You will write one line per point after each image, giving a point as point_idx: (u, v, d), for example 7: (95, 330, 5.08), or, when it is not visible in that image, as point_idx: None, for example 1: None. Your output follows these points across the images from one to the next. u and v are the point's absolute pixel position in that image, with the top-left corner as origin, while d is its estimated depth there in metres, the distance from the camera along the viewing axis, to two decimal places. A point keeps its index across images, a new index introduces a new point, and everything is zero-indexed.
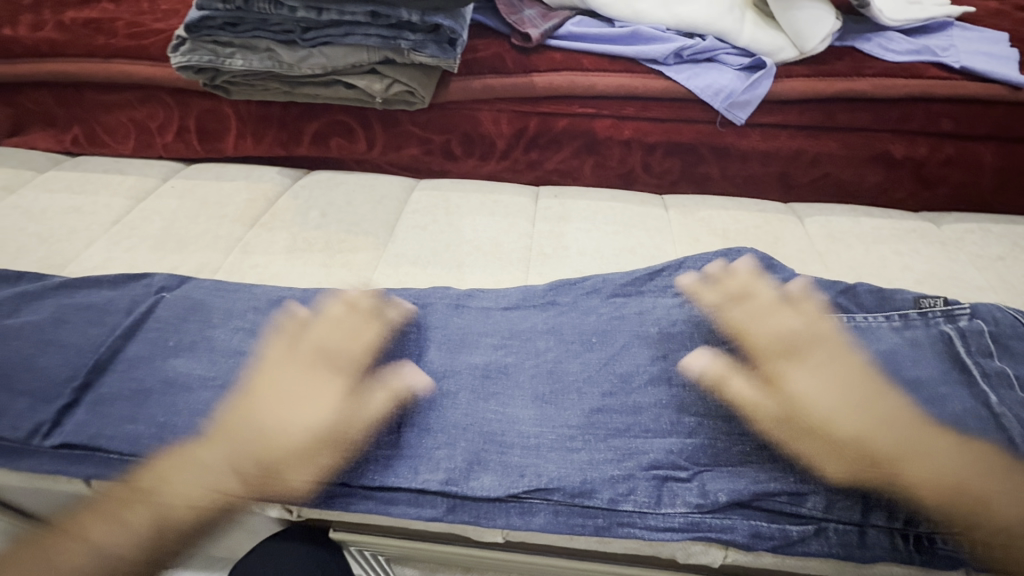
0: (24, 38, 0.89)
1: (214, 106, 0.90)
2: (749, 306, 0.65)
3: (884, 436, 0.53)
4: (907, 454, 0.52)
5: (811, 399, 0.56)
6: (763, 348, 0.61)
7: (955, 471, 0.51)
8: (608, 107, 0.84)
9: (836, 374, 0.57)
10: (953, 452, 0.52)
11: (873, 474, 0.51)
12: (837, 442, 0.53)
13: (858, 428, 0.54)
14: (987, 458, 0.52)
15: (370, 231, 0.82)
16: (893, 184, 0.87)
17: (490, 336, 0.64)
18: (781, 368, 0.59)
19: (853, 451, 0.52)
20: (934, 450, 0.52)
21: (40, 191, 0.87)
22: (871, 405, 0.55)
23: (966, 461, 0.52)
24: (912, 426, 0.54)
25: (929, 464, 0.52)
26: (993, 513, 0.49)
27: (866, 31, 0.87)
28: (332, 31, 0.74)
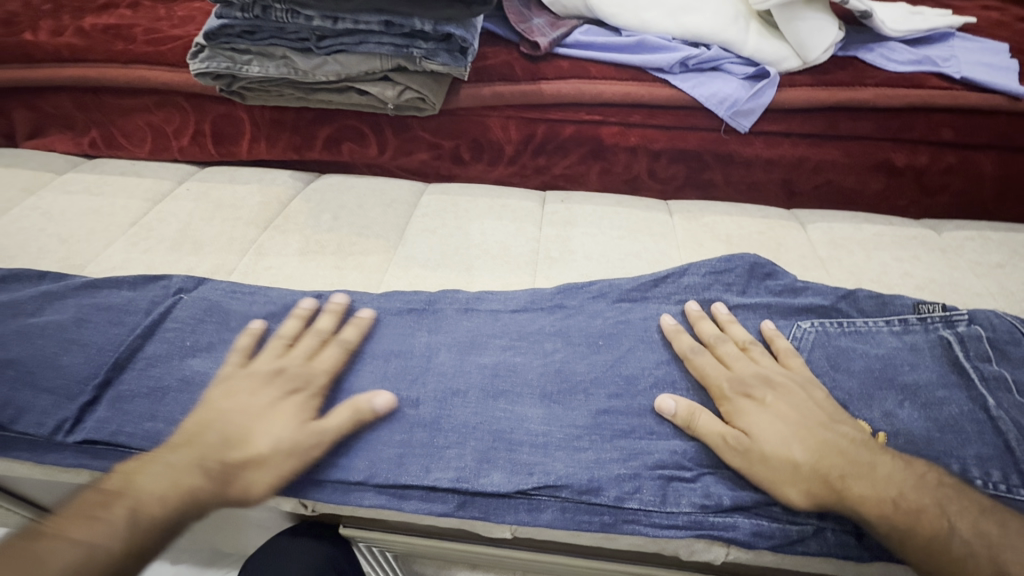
0: (45, 43, 0.92)
1: (229, 111, 0.92)
2: (708, 328, 0.65)
3: (833, 456, 0.51)
4: (858, 474, 0.50)
5: (760, 418, 0.54)
6: (716, 367, 0.60)
7: (906, 494, 0.48)
8: (615, 115, 0.86)
9: (787, 393, 0.56)
10: (907, 475, 0.50)
11: (848, 498, 0.49)
12: (805, 471, 0.50)
13: (809, 448, 0.51)
14: (942, 485, 0.50)
15: (381, 234, 0.83)
16: (895, 192, 0.89)
17: (499, 339, 0.66)
18: (734, 386, 0.57)
19: (806, 471, 0.50)
20: (886, 471, 0.50)
21: (58, 192, 0.89)
22: (822, 423, 0.53)
23: (918, 483, 0.49)
24: (865, 446, 0.51)
25: (879, 487, 0.49)
26: (944, 540, 0.46)
27: (868, 41, 0.89)
28: (346, 39, 0.76)
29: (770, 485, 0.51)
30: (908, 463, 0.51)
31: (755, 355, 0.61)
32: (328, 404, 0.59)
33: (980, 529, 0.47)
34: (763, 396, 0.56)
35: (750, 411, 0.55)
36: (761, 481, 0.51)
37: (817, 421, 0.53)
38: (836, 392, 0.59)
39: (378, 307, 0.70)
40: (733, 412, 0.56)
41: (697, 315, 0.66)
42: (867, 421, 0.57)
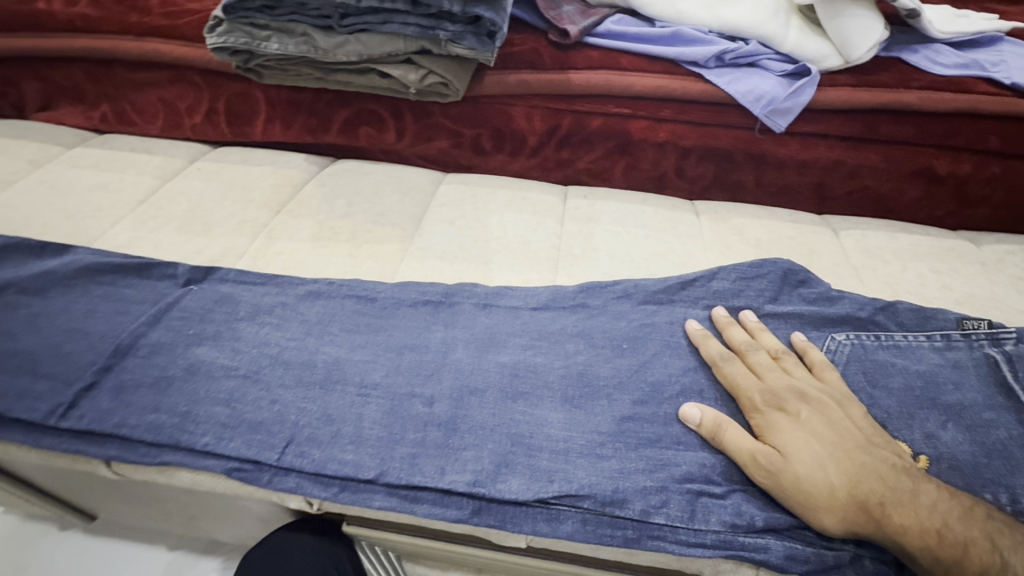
0: (58, 12, 0.89)
1: (244, 89, 0.89)
2: (738, 336, 0.61)
3: (873, 479, 0.47)
4: (897, 501, 0.46)
5: (794, 435, 0.50)
6: (747, 378, 0.56)
7: (951, 524, 0.44)
8: (645, 109, 0.82)
9: (822, 409, 0.52)
10: (952, 504, 0.46)
11: (884, 523, 0.45)
12: (839, 493, 0.46)
13: (845, 472, 0.47)
14: (991, 518, 0.45)
15: (396, 222, 0.80)
16: (933, 201, 0.85)
17: (519, 337, 0.63)
18: (767, 399, 0.54)
19: (842, 496, 0.46)
20: (929, 499, 0.46)
21: (66, 167, 0.87)
22: (860, 446, 0.49)
23: (962, 513, 0.45)
24: (907, 471, 0.48)
25: (921, 516, 0.45)
26: None
27: (913, 43, 0.85)
28: (370, 18, 0.73)
29: (804, 509, 0.47)
30: (953, 492, 0.47)
31: (787, 365, 0.58)
32: (338, 397, 0.57)
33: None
34: (797, 410, 0.52)
35: (783, 427, 0.51)
36: (792, 505, 0.48)
37: (855, 441, 0.50)
38: (875, 410, 0.56)
39: (392, 298, 0.67)
40: (764, 427, 0.52)
41: (727, 321, 0.63)
42: (906, 444, 0.53)
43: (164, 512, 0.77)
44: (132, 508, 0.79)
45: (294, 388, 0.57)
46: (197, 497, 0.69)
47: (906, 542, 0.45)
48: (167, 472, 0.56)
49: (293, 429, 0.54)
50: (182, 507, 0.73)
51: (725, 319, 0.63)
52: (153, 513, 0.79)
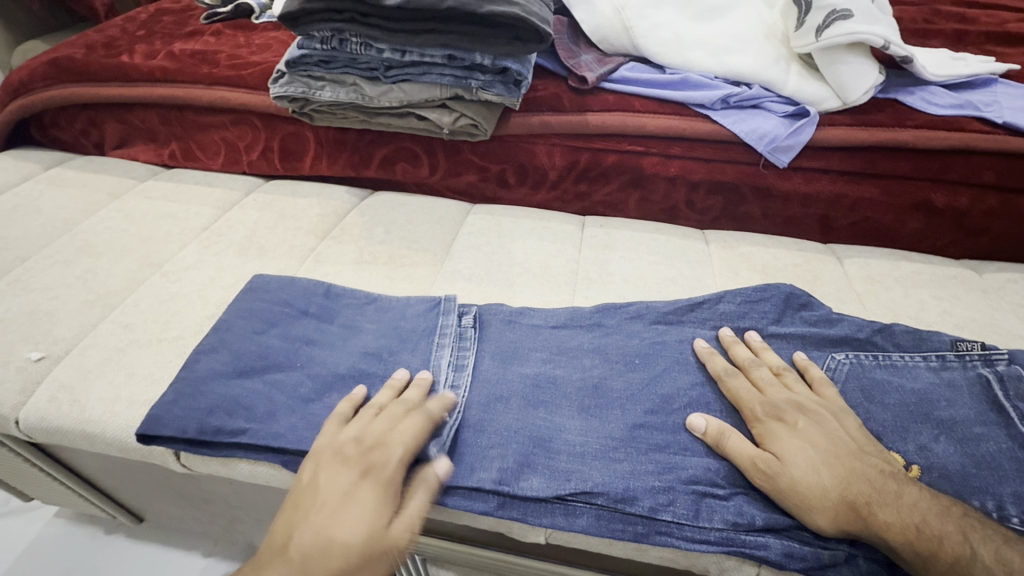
0: (140, 65, 1.02)
1: (296, 130, 0.99)
2: (743, 353, 0.66)
3: (863, 482, 0.51)
4: (884, 501, 0.50)
5: (792, 442, 0.55)
6: (750, 392, 0.61)
7: (930, 520, 0.49)
8: (656, 146, 0.90)
9: (819, 419, 0.57)
10: (932, 504, 0.50)
11: (872, 521, 0.49)
12: (829, 494, 0.51)
13: (836, 475, 0.52)
14: (968, 517, 0.50)
15: (429, 248, 0.89)
16: (934, 231, 0.90)
17: (540, 351, 0.69)
18: (767, 411, 0.59)
19: (833, 497, 0.51)
20: (912, 499, 0.50)
21: (140, 198, 0.98)
22: (851, 453, 0.54)
23: (941, 512, 0.49)
24: (895, 476, 0.52)
25: (904, 515, 0.49)
26: (968, 565, 0.46)
27: (909, 85, 0.91)
28: (411, 70, 0.83)
29: (799, 509, 0.51)
30: (934, 496, 0.51)
31: (787, 381, 0.63)
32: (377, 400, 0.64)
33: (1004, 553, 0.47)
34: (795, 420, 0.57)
35: (781, 436, 0.56)
36: (788, 506, 0.52)
37: (849, 449, 0.54)
38: (871, 423, 0.60)
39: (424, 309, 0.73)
40: (765, 435, 0.57)
41: (732, 340, 0.68)
42: (899, 455, 0.57)
43: (210, 513, 0.84)
44: (179, 511, 0.88)
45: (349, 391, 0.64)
46: (244, 498, 0.77)
47: (890, 541, 0.49)
48: (230, 465, 0.64)
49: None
50: (228, 507, 0.80)
51: (731, 339, 0.68)
52: (198, 516, 0.87)
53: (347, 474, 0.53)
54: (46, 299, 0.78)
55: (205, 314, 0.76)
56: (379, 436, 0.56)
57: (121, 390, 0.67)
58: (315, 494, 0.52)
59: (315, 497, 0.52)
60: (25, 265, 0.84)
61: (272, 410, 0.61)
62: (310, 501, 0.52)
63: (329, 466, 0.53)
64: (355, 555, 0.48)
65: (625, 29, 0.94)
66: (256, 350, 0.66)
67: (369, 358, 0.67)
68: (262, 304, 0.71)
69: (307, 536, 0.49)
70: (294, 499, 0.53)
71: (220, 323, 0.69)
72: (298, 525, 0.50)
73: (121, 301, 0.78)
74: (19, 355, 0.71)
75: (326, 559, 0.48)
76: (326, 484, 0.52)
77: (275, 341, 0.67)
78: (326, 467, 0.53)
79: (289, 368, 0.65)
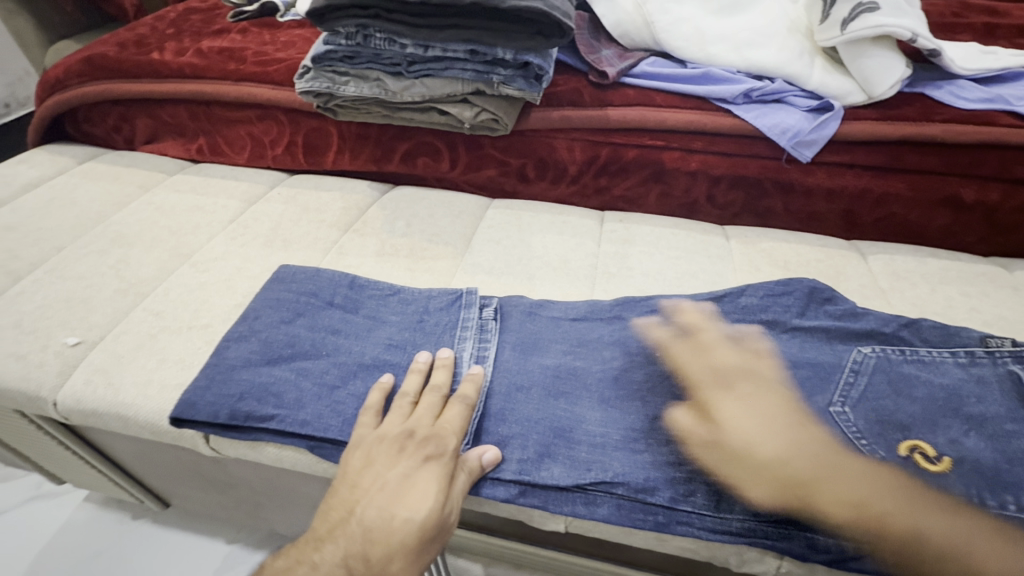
0: (170, 62, 1.05)
1: (320, 125, 1.01)
2: (710, 336, 0.69)
3: (814, 456, 0.56)
4: (825, 473, 0.54)
5: (745, 418, 0.59)
6: (718, 372, 0.65)
7: (857, 493, 0.53)
8: (677, 140, 0.90)
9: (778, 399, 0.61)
10: (862, 476, 0.54)
11: (803, 491, 0.54)
12: (760, 470, 0.55)
13: (768, 454, 0.56)
14: (910, 486, 0.54)
15: (450, 241, 0.90)
16: (962, 227, 0.88)
17: (560, 343, 0.70)
18: (705, 395, 0.62)
19: (766, 474, 0.55)
20: (856, 470, 0.55)
21: (169, 191, 1.01)
22: (782, 431, 0.58)
23: (869, 482, 0.54)
24: (841, 447, 0.56)
25: (846, 485, 0.54)
26: (890, 527, 0.52)
27: (937, 79, 0.90)
28: (434, 65, 0.84)
29: (747, 482, 0.55)
30: (879, 467, 0.55)
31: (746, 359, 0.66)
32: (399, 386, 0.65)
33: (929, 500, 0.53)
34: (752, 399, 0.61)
35: (716, 419, 0.60)
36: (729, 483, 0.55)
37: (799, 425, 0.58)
38: (899, 415, 0.59)
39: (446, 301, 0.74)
40: (700, 416, 0.60)
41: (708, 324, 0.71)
42: (930, 446, 0.56)
43: (234, 498, 0.87)
44: (203, 497, 0.90)
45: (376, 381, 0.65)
46: (267, 484, 0.79)
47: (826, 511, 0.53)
48: (256, 449, 0.66)
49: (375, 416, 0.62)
50: (252, 493, 0.82)
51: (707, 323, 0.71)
52: (223, 502, 0.89)
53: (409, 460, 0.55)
54: (81, 287, 0.80)
55: (233, 303, 0.78)
56: (432, 428, 0.58)
57: (154, 374, 0.69)
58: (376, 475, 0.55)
59: (375, 478, 0.55)
60: (61, 254, 0.87)
61: (300, 398, 0.62)
62: (369, 482, 0.55)
63: (386, 451, 0.56)
64: (415, 538, 0.51)
65: (646, 24, 0.94)
66: (285, 339, 0.68)
67: (395, 350, 0.68)
68: (292, 294, 0.73)
69: (365, 515, 0.52)
70: (348, 481, 0.55)
71: (249, 313, 0.71)
72: (356, 503, 0.54)
73: (152, 289, 0.81)
74: (58, 340, 0.74)
75: (388, 536, 0.51)
76: (384, 466, 0.55)
77: (304, 332, 0.69)
78: (387, 450, 0.56)
79: (316, 357, 0.66)
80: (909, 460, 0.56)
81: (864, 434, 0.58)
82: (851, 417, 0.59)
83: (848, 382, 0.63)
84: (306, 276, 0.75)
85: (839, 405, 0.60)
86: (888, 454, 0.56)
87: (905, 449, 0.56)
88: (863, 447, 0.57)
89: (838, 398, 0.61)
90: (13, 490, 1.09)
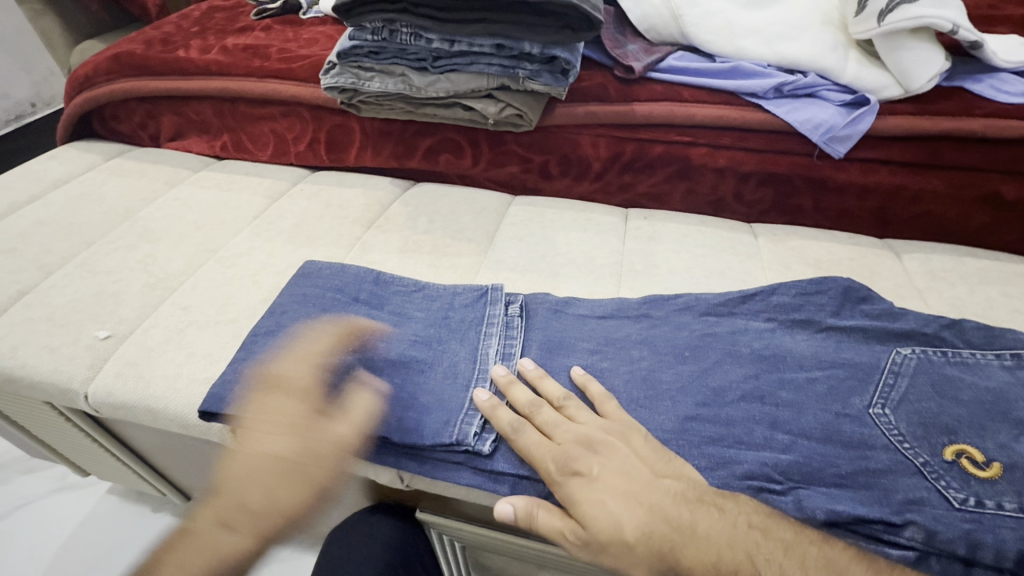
0: (196, 59, 1.06)
1: (343, 121, 1.01)
2: (597, 392, 0.61)
3: (651, 528, 0.50)
4: (690, 543, 0.49)
5: (587, 499, 0.51)
6: (539, 446, 0.56)
7: (734, 551, 0.48)
8: (705, 136, 0.88)
9: (576, 464, 0.53)
10: (728, 528, 0.49)
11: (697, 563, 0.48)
12: (639, 546, 0.49)
13: (637, 523, 0.50)
14: (820, 557, 0.48)
15: (473, 238, 0.89)
16: (1002, 226, 0.85)
17: (587, 342, 0.68)
18: (558, 464, 0.54)
19: (632, 545, 0.49)
20: (707, 532, 0.49)
21: (194, 187, 1.01)
22: (645, 486, 0.52)
23: (735, 538, 0.49)
24: (686, 501, 0.51)
25: (708, 552, 0.49)
26: None
27: (977, 73, 0.87)
28: (459, 60, 0.84)
29: (620, 567, 0.50)
30: (769, 530, 0.49)
31: (606, 411, 0.59)
32: (426, 381, 0.64)
33: (827, 558, 0.48)
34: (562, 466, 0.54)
35: (581, 493, 0.52)
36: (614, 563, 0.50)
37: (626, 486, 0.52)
38: (944, 418, 0.57)
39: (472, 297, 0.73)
40: (567, 499, 0.52)
41: (537, 375, 0.63)
42: (978, 451, 0.54)
43: None
44: None
45: (404, 376, 0.64)
46: None
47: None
48: None
49: (403, 411, 0.61)
50: None
51: (535, 374, 0.62)
52: None
53: (251, 413, 0.61)
54: (110, 282, 0.81)
55: (259, 298, 0.78)
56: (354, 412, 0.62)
57: (182, 368, 0.69)
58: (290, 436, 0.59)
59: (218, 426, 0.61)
60: (91, 249, 0.88)
61: (326, 394, 0.62)
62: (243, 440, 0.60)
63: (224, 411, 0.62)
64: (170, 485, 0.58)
65: (674, 18, 0.92)
66: (312, 334, 0.67)
67: (421, 346, 0.67)
68: (318, 290, 0.73)
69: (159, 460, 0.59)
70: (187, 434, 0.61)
71: (274, 309, 0.71)
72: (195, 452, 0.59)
73: (179, 284, 0.81)
74: (88, 333, 0.74)
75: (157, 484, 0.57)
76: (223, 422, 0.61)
77: (330, 328, 0.68)
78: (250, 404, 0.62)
79: (342, 353, 0.66)
80: (955, 465, 0.54)
81: (907, 438, 0.56)
82: (892, 420, 0.58)
83: (887, 384, 0.61)
84: (332, 272, 0.75)
85: (879, 408, 0.59)
86: (931, 459, 0.54)
87: (951, 453, 0.54)
88: (906, 451, 0.55)
89: (877, 400, 0.59)
90: (41, 482, 1.11)
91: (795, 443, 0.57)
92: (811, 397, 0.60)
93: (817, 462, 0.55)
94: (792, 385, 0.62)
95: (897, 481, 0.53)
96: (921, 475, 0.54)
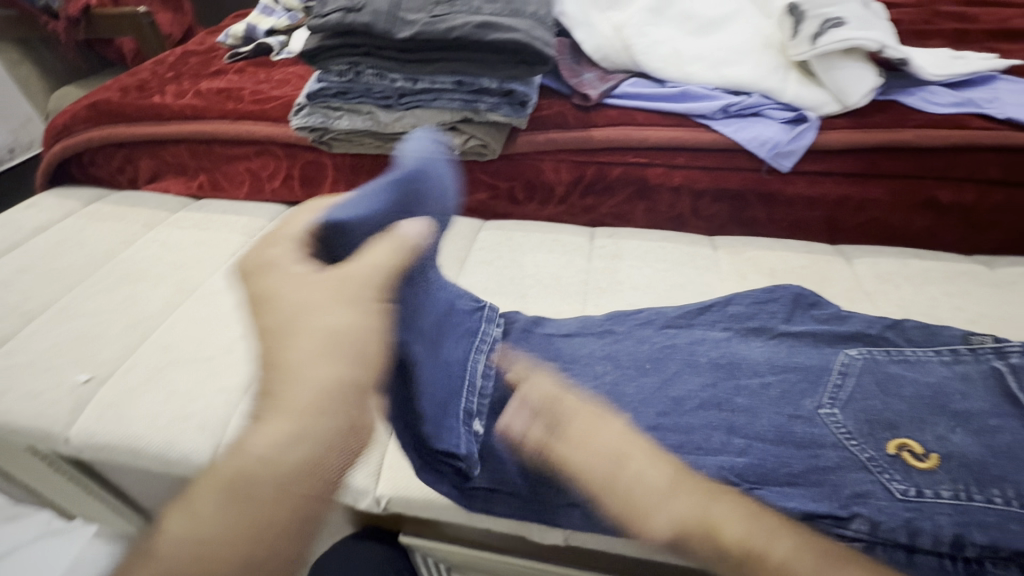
0: (171, 104, 1.09)
1: (316, 158, 1.05)
2: None
3: (683, 489, 0.51)
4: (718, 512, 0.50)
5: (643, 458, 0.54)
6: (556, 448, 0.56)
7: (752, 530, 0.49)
8: (660, 157, 0.93)
9: (601, 464, 0.53)
10: (744, 509, 0.51)
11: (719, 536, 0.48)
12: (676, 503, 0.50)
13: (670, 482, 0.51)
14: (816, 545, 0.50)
15: (444, 264, 0.92)
16: (943, 229, 0.90)
17: (553, 359, 0.71)
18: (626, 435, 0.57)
19: (671, 494, 0.50)
20: (728, 502, 0.51)
21: (172, 228, 1.04)
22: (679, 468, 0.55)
23: (750, 514, 0.51)
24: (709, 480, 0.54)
25: (728, 525, 0.49)
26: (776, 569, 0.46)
27: (909, 86, 0.93)
28: (423, 97, 0.88)
29: (651, 509, 0.50)
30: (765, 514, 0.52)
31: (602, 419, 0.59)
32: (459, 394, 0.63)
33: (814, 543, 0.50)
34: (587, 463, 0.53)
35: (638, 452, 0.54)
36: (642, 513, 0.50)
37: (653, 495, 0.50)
38: (887, 414, 0.60)
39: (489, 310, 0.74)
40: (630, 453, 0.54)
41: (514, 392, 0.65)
42: (918, 443, 0.58)
43: None
44: None
45: (444, 382, 0.61)
46: None
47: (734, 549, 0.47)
48: None
49: (426, 410, 0.58)
50: None
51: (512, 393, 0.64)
52: None
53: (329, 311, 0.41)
54: (90, 325, 0.83)
55: (237, 333, 0.81)
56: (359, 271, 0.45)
57: (161, 407, 0.72)
58: (290, 335, 0.41)
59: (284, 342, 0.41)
60: (72, 293, 0.90)
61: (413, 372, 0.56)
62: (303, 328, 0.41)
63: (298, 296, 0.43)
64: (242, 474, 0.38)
65: (625, 47, 0.98)
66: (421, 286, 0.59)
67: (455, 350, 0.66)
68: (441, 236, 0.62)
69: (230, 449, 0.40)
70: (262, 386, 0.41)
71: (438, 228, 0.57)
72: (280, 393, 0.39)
73: (158, 324, 0.83)
74: (68, 378, 0.76)
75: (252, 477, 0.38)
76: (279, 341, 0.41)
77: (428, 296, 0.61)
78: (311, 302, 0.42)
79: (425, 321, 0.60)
80: (897, 458, 0.57)
81: (854, 434, 0.59)
82: (840, 418, 0.61)
83: (835, 384, 0.64)
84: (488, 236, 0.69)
85: (828, 408, 0.62)
86: (876, 454, 0.58)
87: (894, 447, 0.58)
88: (853, 448, 0.58)
89: (826, 400, 0.63)
90: None
91: (752, 447, 0.60)
92: (767, 402, 0.64)
93: (772, 464, 0.58)
94: (750, 391, 0.65)
95: (844, 476, 0.57)
96: (867, 470, 0.57)
